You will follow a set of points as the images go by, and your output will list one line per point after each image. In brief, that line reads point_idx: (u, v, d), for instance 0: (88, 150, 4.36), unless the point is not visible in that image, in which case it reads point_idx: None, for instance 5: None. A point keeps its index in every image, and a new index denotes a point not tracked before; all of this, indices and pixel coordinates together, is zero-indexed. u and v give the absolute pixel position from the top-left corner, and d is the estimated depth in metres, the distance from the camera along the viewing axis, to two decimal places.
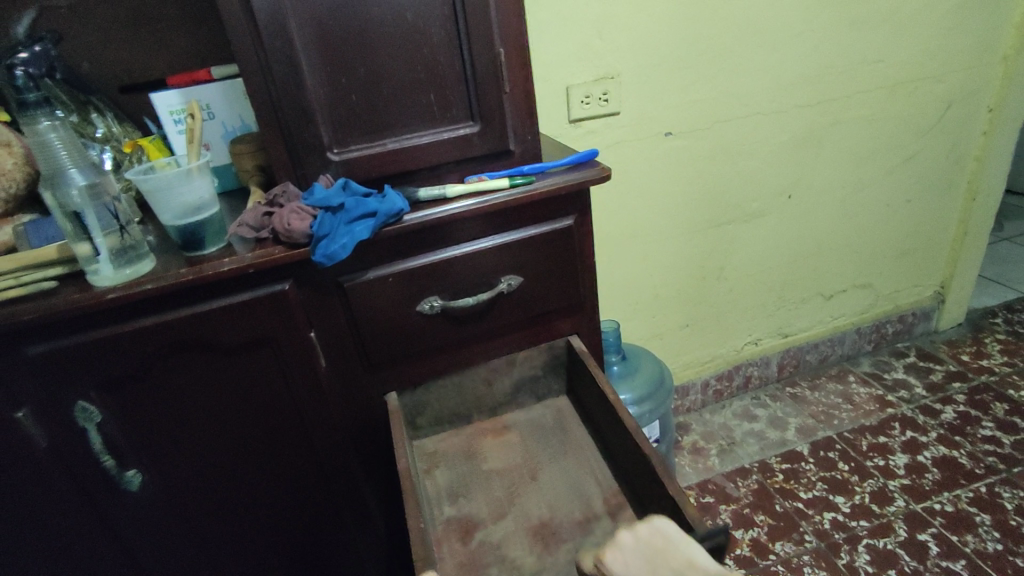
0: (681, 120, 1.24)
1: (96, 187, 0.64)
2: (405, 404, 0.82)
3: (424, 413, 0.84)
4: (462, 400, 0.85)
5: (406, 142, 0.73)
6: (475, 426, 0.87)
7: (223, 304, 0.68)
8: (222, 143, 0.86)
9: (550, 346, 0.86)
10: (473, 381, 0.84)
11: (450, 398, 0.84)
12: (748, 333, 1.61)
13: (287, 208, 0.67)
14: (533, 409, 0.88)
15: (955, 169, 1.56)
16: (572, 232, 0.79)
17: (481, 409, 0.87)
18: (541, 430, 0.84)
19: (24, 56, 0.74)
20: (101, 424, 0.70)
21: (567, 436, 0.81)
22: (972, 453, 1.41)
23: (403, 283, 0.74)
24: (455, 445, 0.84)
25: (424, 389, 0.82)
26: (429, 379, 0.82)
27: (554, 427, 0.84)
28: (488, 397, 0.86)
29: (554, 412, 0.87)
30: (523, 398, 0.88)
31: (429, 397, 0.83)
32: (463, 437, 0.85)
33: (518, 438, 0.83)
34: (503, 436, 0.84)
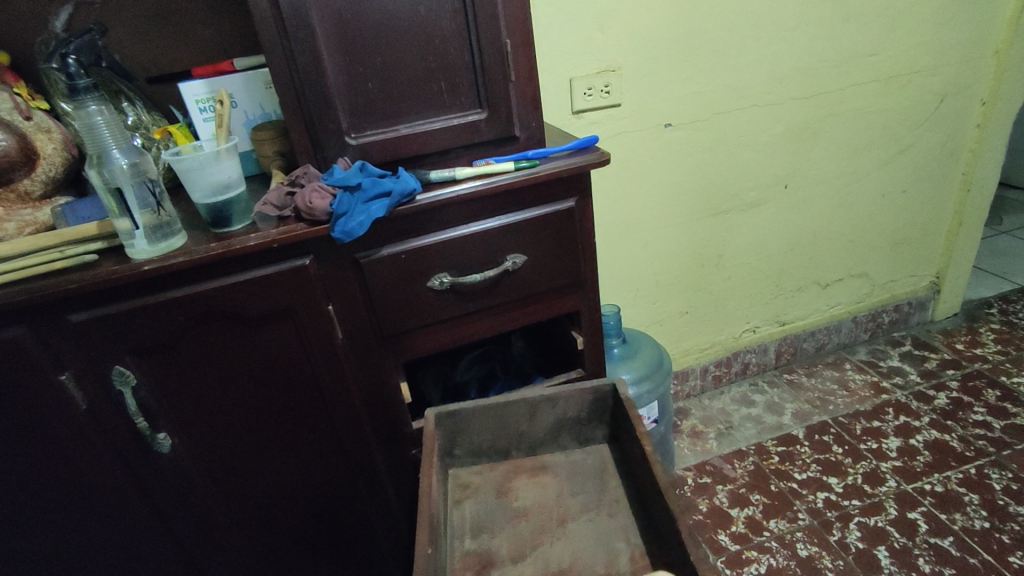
0: (680, 113, 1.28)
1: (137, 166, 0.70)
2: (443, 431, 0.84)
3: (464, 443, 0.86)
4: (501, 434, 0.86)
5: (418, 127, 0.78)
6: (513, 461, 0.88)
7: (249, 277, 0.73)
8: (244, 130, 0.91)
9: (595, 388, 0.86)
10: (515, 416, 0.86)
11: (491, 431, 0.86)
12: (746, 321, 1.66)
13: (308, 187, 0.72)
14: (574, 453, 0.88)
15: (950, 161, 1.60)
16: (573, 214, 0.84)
17: (520, 446, 0.88)
18: (580, 475, 0.84)
19: (75, 46, 0.81)
20: (135, 388, 0.75)
21: (607, 488, 0.82)
22: (963, 437, 1.46)
23: (415, 261, 0.79)
24: (488, 479, 0.85)
25: (463, 418, 0.84)
26: (469, 410, 0.84)
27: (594, 474, 0.84)
28: (530, 433, 0.87)
29: (596, 458, 0.86)
30: (564, 440, 0.88)
31: (469, 427, 0.85)
32: (499, 471, 0.86)
33: (554, 480, 0.84)
34: (538, 477, 0.85)
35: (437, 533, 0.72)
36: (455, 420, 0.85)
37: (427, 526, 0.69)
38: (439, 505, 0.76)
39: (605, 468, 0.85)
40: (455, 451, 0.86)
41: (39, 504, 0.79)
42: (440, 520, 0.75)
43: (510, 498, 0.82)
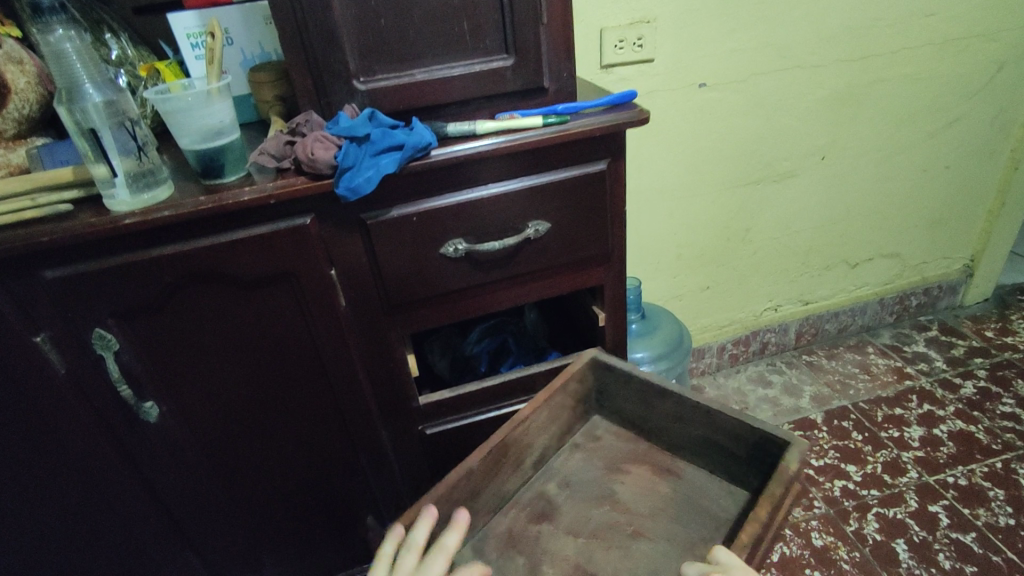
0: (719, 72, 1.18)
1: (113, 105, 0.62)
2: (596, 376, 0.86)
3: (613, 401, 0.86)
4: (647, 412, 0.84)
5: (435, 73, 0.69)
6: (650, 447, 0.85)
7: (243, 236, 0.66)
8: (241, 71, 0.82)
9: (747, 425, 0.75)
10: (663, 406, 0.81)
11: (637, 403, 0.84)
12: (768, 299, 1.58)
13: (310, 136, 0.64)
14: (710, 480, 0.79)
15: (1001, 137, 1.49)
16: (604, 177, 0.75)
17: (662, 437, 0.84)
18: (700, 510, 0.76)
19: None
20: (118, 352, 0.69)
21: (709, 542, 0.72)
22: (989, 429, 1.39)
23: (427, 224, 0.71)
24: (619, 447, 0.85)
25: (616, 375, 0.84)
26: (622, 373, 0.83)
27: (711, 517, 0.75)
28: (677, 431, 0.82)
29: (724, 505, 0.76)
30: (704, 459, 0.81)
31: (618, 389, 0.85)
32: (631, 447, 0.85)
33: (670, 494, 0.79)
34: (659, 477, 0.81)
35: (511, 458, 0.77)
36: (609, 374, 0.85)
37: (492, 451, 0.74)
38: (540, 438, 0.81)
39: (729, 524, 0.74)
40: (604, 403, 0.88)
41: (18, 473, 0.73)
42: (526, 457, 0.80)
43: (614, 480, 0.81)
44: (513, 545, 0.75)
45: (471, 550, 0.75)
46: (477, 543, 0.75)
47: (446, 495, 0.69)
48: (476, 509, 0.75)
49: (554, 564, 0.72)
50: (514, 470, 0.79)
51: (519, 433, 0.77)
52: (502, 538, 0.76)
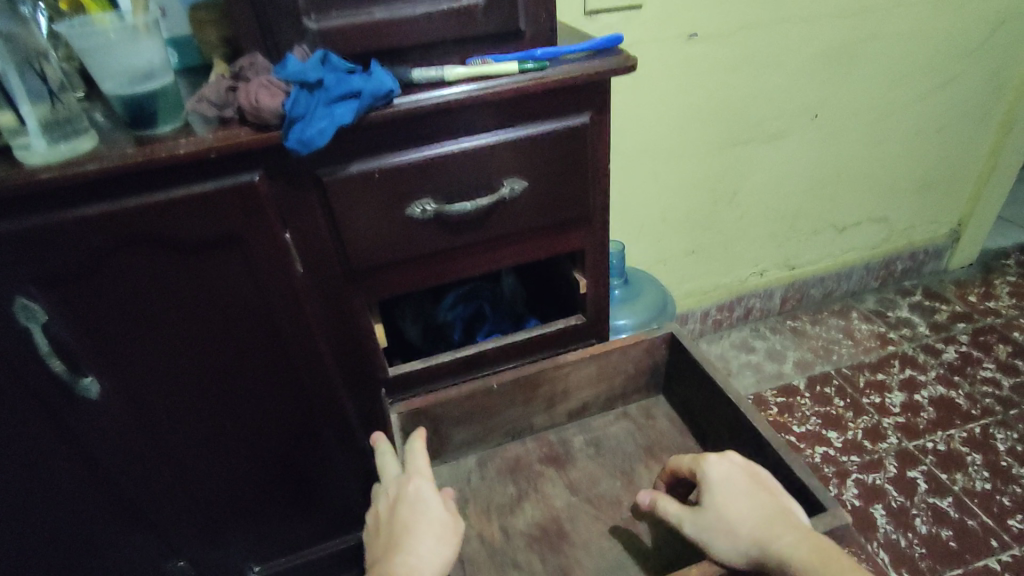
0: (709, 21, 1.10)
1: (13, 40, 0.55)
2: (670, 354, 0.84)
3: (677, 385, 0.83)
4: (703, 407, 0.79)
5: (396, 11, 0.61)
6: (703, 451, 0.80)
7: (181, 196, 0.59)
8: (180, 9, 0.74)
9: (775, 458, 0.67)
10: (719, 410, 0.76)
11: (694, 392, 0.80)
12: (753, 264, 1.54)
13: (254, 82, 0.57)
14: None
15: (997, 96, 1.44)
16: (587, 132, 0.69)
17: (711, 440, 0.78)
18: None
19: None
20: (46, 325, 0.62)
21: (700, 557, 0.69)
22: (970, 394, 1.39)
23: (390, 183, 0.64)
24: (670, 436, 0.82)
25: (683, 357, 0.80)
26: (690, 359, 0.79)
27: None
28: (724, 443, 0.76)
29: None
30: None
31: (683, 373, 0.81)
32: (680, 440, 0.81)
33: None
34: None
35: (541, 395, 0.81)
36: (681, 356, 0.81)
37: (519, 378, 0.79)
38: (583, 390, 0.83)
39: None
40: (669, 382, 0.85)
41: None
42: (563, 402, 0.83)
43: (643, 464, 0.79)
44: (511, 473, 0.80)
45: (473, 462, 0.81)
46: (483, 456, 0.82)
47: (459, 401, 0.77)
48: (495, 424, 0.81)
49: (538, 506, 0.75)
50: (544, 408, 0.82)
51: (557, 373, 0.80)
52: (507, 462, 0.81)
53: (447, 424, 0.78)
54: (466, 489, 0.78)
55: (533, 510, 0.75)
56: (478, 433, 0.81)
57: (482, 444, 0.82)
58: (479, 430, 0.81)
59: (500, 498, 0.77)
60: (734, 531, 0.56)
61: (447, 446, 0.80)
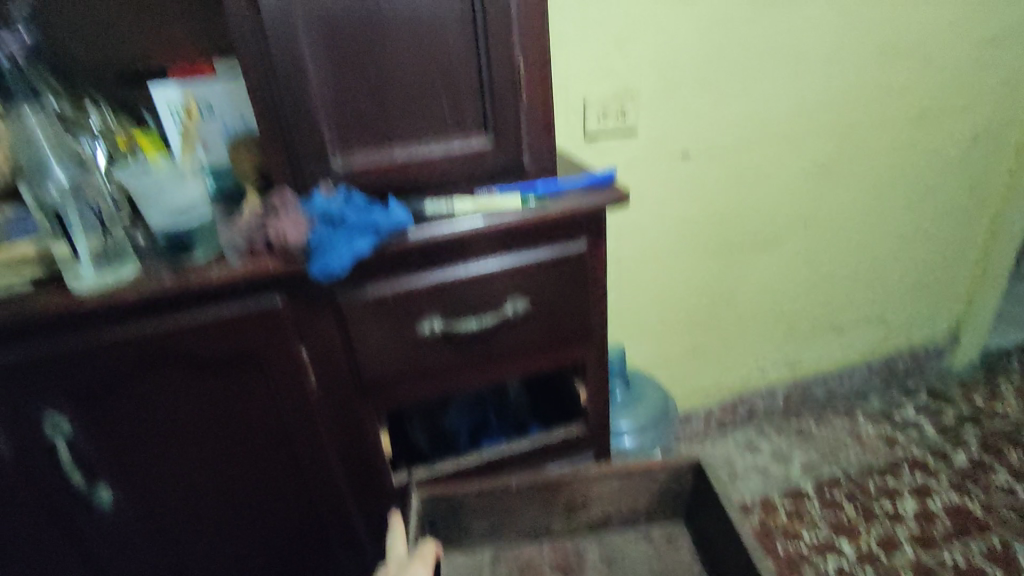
0: (700, 142, 1.19)
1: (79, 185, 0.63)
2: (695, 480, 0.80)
3: (690, 506, 0.81)
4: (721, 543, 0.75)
5: (414, 152, 0.69)
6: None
7: (209, 316, 0.64)
8: (221, 144, 0.81)
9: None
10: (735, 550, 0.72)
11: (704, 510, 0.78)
12: (755, 364, 1.57)
13: (284, 216, 0.63)
14: None
15: (978, 206, 1.52)
16: (585, 257, 0.74)
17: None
18: None
19: None
20: (71, 438, 0.65)
21: None
22: (984, 502, 1.36)
23: (401, 304, 0.69)
24: (686, 563, 0.78)
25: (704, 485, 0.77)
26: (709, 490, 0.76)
27: None
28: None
29: None
30: None
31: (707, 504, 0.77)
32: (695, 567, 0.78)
33: None
34: None
35: (561, 500, 0.80)
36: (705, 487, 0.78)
37: (536, 484, 0.78)
38: (605, 503, 0.81)
39: None
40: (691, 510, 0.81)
41: None
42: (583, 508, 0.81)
43: None
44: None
45: (488, 556, 0.81)
46: (499, 550, 0.81)
47: (478, 493, 0.77)
48: (516, 520, 0.81)
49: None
50: (563, 515, 0.81)
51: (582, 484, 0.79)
52: (519, 564, 0.80)
53: (466, 512, 0.79)
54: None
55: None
56: (497, 527, 0.81)
57: (496, 540, 0.82)
58: (497, 523, 0.81)
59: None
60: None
61: (465, 535, 0.81)
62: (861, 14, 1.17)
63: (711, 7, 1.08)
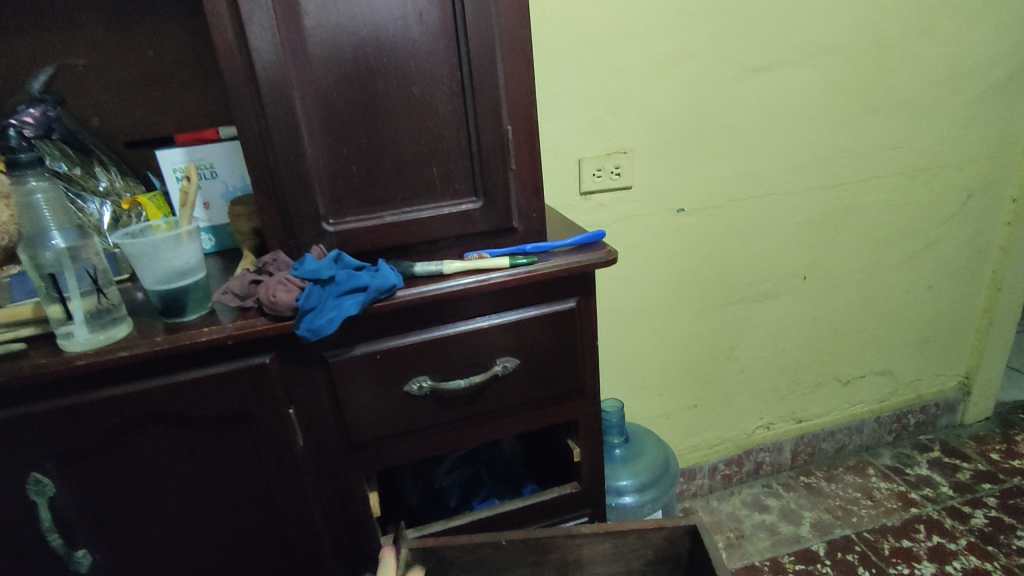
0: (693, 198, 1.21)
1: (76, 249, 0.63)
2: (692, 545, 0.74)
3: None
4: None
5: (405, 216, 0.70)
6: None
7: (198, 376, 0.64)
8: (221, 202, 0.85)
9: None
10: None
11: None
12: (759, 417, 1.54)
13: (275, 278, 0.64)
14: None
15: (979, 258, 1.52)
16: (574, 315, 0.75)
17: None
18: None
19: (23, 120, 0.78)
20: (54, 498, 0.65)
21: None
22: (1007, 567, 1.30)
23: (390, 363, 0.69)
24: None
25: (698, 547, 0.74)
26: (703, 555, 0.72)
27: None
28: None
29: None
30: None
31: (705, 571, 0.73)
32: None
33: None
34: None
35: (551, 562, 0.75)
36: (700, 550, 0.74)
37: (527, 540, 0.73)
38: (599, 566, 0.76)
39: None
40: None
41: None
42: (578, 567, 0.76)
43: None
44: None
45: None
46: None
47: (467, 548, 0.73)
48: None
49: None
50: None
51: (571, 543, 0.74)
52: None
53: (455, 569, 0.75)
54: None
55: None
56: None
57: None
58: None
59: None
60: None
61: None
62: (847, 75, 1.20)
63: (700, 69, 1.12)
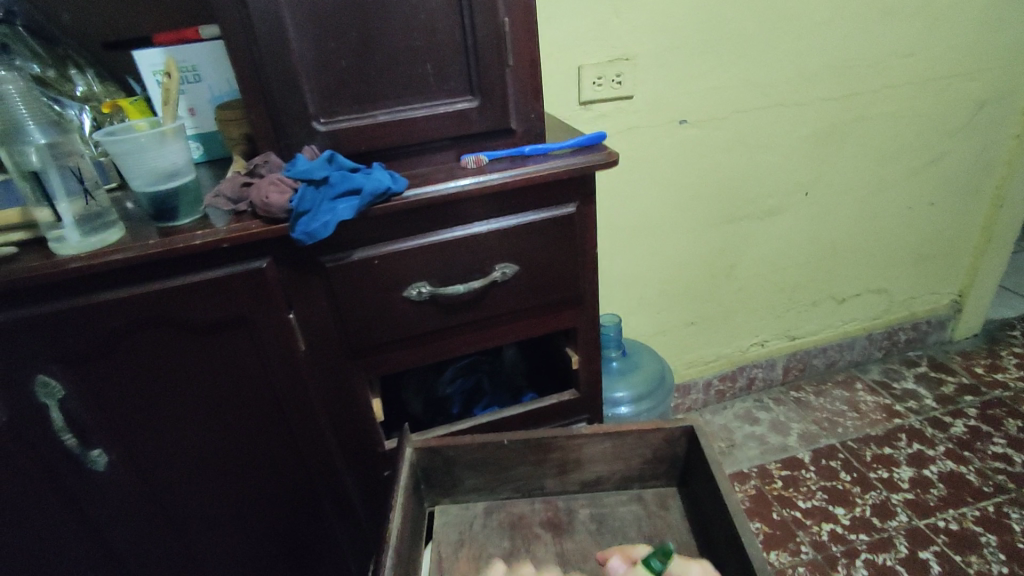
0: (697, 109, 1.17)
1: (55, 146, 0.61)
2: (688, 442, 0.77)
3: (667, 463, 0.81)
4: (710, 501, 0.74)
5: (399, 114, 0.68)
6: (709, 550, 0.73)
7: (196, 280, 0.64)
8: (209, 108, 0.82)
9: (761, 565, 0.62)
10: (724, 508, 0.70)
11: (695, 477, 0.77)
12: (754, 334, 1.56)
13: (266, 179, 0.63)
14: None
15: (984, 173, 1.49)
16: (573, 220, 0.74)
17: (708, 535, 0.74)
18: None
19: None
20: (63, 400, 0.66)
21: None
22: (980, 470, 1.36)
23: (390, 268, 0.69)
24: (678, 533, 0.76)
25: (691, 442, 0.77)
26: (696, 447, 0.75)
27: None
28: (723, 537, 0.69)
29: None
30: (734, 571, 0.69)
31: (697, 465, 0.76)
32: (686, 537, 0.75)
33: None
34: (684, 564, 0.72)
35: (552, 460, 0.78)
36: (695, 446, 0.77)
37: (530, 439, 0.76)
38: (598, 464, 0.79)
39: None
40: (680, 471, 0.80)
41: None
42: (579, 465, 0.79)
43: None
44: (512, 528, 0.77)
45: (481, 508, 0.80)
46: (491, 504, 0.80)
47: (470, 450, 0.76)
48: (507, 476, 0.79)
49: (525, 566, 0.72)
50: (555, 472, 0.79)
51: (571, 442, 0.77)
52: (511, 518, 0.79)
53: (461, 467, 0.78)
54: (466, 532, 0.77)
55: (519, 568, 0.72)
56: (490, 482, 0.80)
57: (491, 493, 0.80)
58: (491, 479, 0.79)
59: (494, 549, 0.75)
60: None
61: (457, 488, 0.80)
62: None
63: None
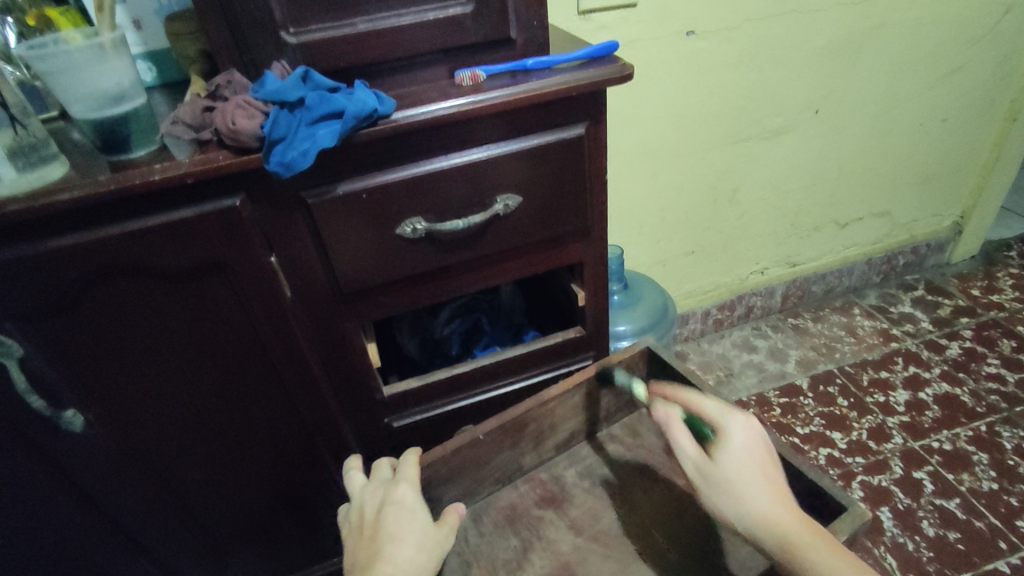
0: (707, 18, 1.07)
1: None
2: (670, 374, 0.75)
3: None
4: None
5: (380, 22, 0.58)
6: None
7: (160, 222, 0.56)
8: (156, 20, 0.72)
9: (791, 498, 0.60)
10: None
11: None
12: (754, 262, 1.52)
13: (231, 102, 0.54)
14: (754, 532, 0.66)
15: (1000, 87, 1.42)
16: (582, 143, 0.66)
17: None
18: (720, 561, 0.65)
19: None
20: (24, 359, 0.59)
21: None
22: (975, 391, 1.37)
23: (379, 202, 0.62)
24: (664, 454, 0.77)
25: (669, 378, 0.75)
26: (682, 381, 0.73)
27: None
28: None
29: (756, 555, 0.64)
30: None
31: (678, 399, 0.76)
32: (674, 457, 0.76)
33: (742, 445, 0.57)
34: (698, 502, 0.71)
35: (563, 405, 0.74)
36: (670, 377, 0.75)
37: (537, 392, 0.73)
38: (570, 421, 0.76)
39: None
40: None
41: None
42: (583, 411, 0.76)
43: (642, 489, 0.73)
44: (510, 523, 0.72)
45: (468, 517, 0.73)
46: (477, 510, 0.74)
47: (445, 458, 0.68)
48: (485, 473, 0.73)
49: (543, 556, 0.69)
50: (531, 447, 0.75)
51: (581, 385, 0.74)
52: (502, 512, 0.73)
53: (437, 483, 0.69)
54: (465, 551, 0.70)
55: (541, 561, 0.68)
56: (469, 484, 0.73)
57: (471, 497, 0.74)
58: (470, 483, 0.73)
59: (502, 552, 0.69)
60: (734, 484, 0.53)
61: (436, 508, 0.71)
62: None
63: None
